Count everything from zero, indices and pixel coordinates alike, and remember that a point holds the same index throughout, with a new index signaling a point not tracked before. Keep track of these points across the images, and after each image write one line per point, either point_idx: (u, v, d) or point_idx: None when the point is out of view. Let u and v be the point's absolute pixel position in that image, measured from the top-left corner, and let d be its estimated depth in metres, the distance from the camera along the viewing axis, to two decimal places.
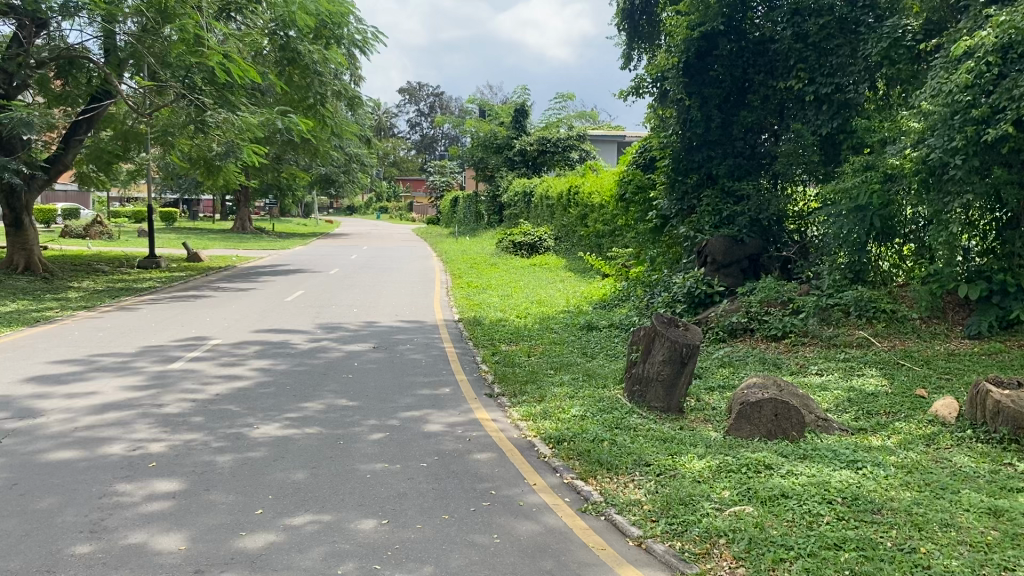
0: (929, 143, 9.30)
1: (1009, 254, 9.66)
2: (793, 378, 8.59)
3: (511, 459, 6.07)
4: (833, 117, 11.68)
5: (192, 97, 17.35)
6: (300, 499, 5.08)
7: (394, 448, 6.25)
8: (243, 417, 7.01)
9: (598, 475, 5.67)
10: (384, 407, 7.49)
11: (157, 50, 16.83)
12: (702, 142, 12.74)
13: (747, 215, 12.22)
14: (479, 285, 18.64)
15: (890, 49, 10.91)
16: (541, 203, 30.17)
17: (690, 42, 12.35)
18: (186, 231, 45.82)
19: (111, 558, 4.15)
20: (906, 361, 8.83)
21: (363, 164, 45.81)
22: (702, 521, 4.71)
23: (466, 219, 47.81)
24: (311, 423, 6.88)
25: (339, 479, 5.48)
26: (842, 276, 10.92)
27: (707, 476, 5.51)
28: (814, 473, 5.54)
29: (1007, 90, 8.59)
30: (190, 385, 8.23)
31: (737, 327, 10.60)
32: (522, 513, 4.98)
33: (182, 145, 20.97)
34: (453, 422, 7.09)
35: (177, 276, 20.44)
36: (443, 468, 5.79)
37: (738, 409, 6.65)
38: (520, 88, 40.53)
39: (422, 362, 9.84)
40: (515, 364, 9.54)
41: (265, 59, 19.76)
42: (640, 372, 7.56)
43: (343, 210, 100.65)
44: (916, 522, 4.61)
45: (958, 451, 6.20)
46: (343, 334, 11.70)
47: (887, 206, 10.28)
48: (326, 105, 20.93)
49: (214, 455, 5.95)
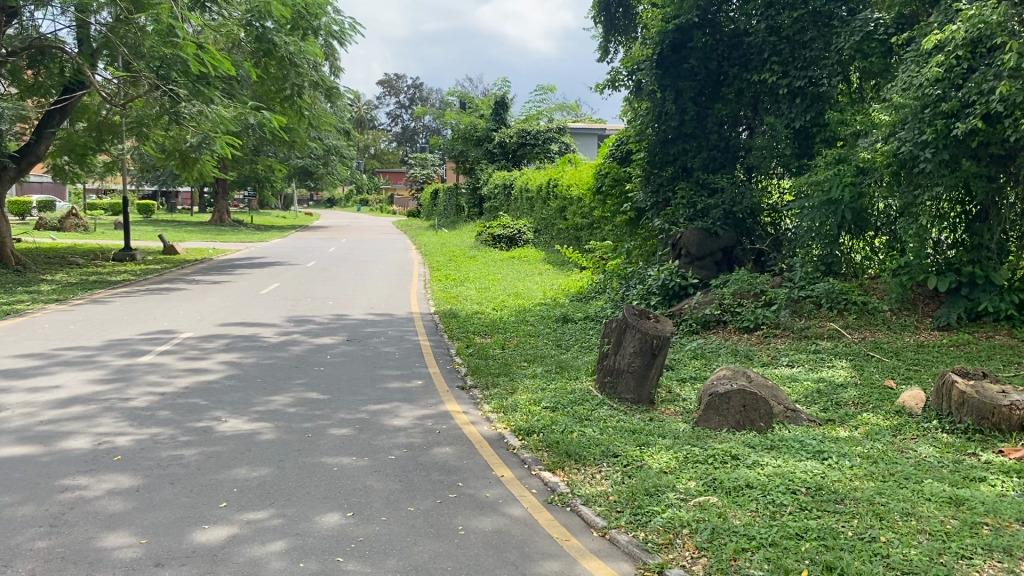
0: (901, 136, 9.36)
1: (978, 247, 9.75)
2: (763, 369, 8.65)
3: (479, 452, 6.06)
4: (806, 111, 11.75)
5: (166, 88, 17.14)
6: (264, 493, 5.05)
7: (362, 441, 6.23)
8: (211, 410, 6.99)
9: (566, 466, 5.67)
10: (354, 401, 7.46)
11: (131, 40, 16.82)
12: (677, 134, 12.77)
13: (721, 208, 12.26)
14: (457, 277, 18.61)
15: (862, 42, 11.07)
16: (520, 195, 30.12)
17: (665, 35, 12.27)
18: (163, 223, 45.36)
19: (70, 553, 4.11)
20: (876, 353, 8.90)
21: (343, 156, 45.45)
22: (665, 512, 4.74)
23: (445, 212, 47.74)
24: (278, 417, 6.84)
25: (304, 473, 5.45)
26: (815, 269, 10.95)
27: (674, 466, 5.54)
28: (780, 463, 5.59)
29: (976, 84, 8.70)
30: (156, 379, 8.16)
31: (710, 320, 10.59)
32: (487, 506, 4.98)
33: (157, 136, 20.78)
34: (423, 414, 7.09)
35: (151, 269, 20.30)
36: (411, 461, 5.77)
37: (707, 401, 6.69)
38: (501, 80, 40.34)
39: (394, 355, 9.82)
40: (489, 356, 9.53)
41: (241, 49, 19.50)
42: (611, 364, 7.57)
43: (323, 204, 100.15)
44: (877, 511, 4.65)
45: (923, 441, 6.28)
46: (314, 327, 11.66)
47: (858, 199, 10.34)
48: (302, 96, 20.74)
49: (180, 449, 5.90)
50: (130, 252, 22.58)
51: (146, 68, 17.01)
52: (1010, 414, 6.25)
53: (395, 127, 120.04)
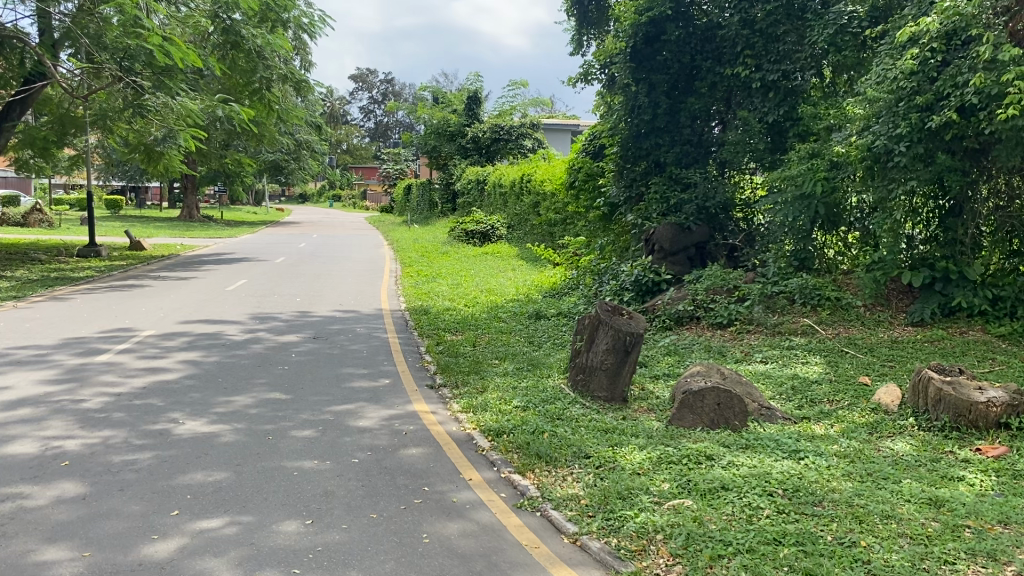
0: (874, 129, 9.25)
1: (951, 242, 9.68)
2: (737, 366, 8.53)
3: (447, 454, 5.84)
4: (779, 105, 11.67)
5: (129, 80, 16.63)
6: (219, 500, 4.82)
7: (325, 444, 6.00)
8: (168, 412, 6.73)
9: (537, 469, 5.47)
10: (317, 401, 7.24)
11: (92, 30, 16.22)
12: (649, 128, 12.58)
13: (694, 203, 12.12)
14: (429, 273, 18.35)
15: (836, 36, 11.01)
16: (494, 190, 29.89)
17: (638, 28, 12.09)
18: (131, 218, 44.64)
19: (5, 568, 3.86)
20: (849, 349, 8.81)
21: (314, 151, 44.89)
22: (639, 516, 4.56)
23: (418, 207, 47.40)
24: (238, 419, 6.61)
25: (262, 478, 5.21)
26: (788, 264, 10.88)
27: (647, 468, 5.37)
28: (755, 464, 5.44)
29: (951, 77, 8.60)
30: (112, 380, 7.88)
31: (684, 315, 10.46)
32: (454, 511, 4.78)
33: (121, 129, 20.26)
34: (390, 415, 6.87)
35: (114, 265, 19.86)
36: (376, 464, 5.56)
37: (681, 399, 6.52)
38: (473, 75, 39.92)
39: (362, 353, 9.58)
40: (459, 354, 9.32)
41: (207, 42, 19.06)
42: (584, 361, 7.40)
43: (295, 200, 99.22)
44: (857, 514, 4.52)
45: (900, 439, 6.18)
46: (278, 325, 11.39)
47: (832, 193, 10.25)
48: (271, 90, 20.09)
49: (132, 453, 5.64)
50: (94, 248, 22.10)
51: (109, 59, 16.42)
52: (987, 411, 6.17)
53: (368, 122, 119.19)
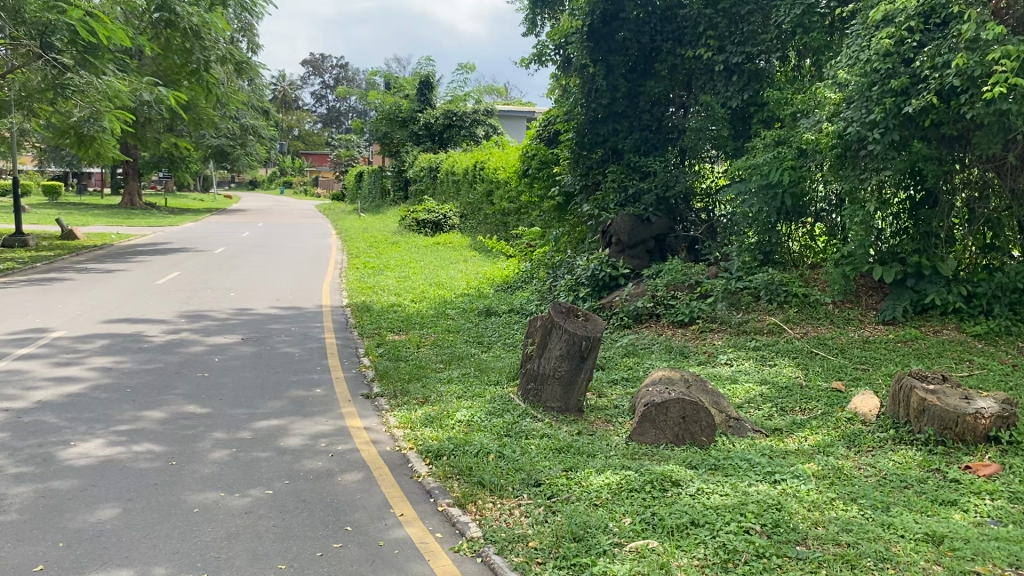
0: (847, 116, 8.68)
1: (926, 235, 9.19)
2: (701, 369, 7.91)
3: (378, 483, 5.10)
4: (742, 90, 11.11)
5: (50, 58, 15.42)
6: (99, 549, 4.03)
7: (239, 471, 5.22)
8: (63, 432, 5.88)
9: (479, 500, 4.76)
10: (237, 416, 6.45)
11: (10, 3, 14.81)
12: (607, 113, 11.94)
13: (654, 193, 11.50)
14: (376, 265, 17.53)
15: (803, 16, 10.44)
16: (446, 178, 29.06)
17: (595, 5, 11.39)
18: (68, 205, 42.63)
19: None
20: (820, 350, 8.25)
21: (260, 137, 43.59)
22: (597, 564, 3.88)
23: (370, 195, 46.33)
24: (144, 439, 5.79)
25: (157, 518, 4.42)
26: (752, 258, 10.34)
27: (606, 498, 4.68)
28: (728, 492, 4.78)
29: (930, 57, 8.04)
30: (10, 392, 6.99)
31: (643, 313, 9.83)
32: (381, 560, 4.04)
33: (46, 109, 19.09)
34: (319, 433, 6.10)
35: (41, 256, 18.67)
36: (293, 497, 4.80)
37: (642, 412, 5.85)
38: (425, 60, 38.88)
39: (295, 357, 8.77)
40: (401, 357, 8.56)
41: (141, 20, 17.84)
42: (535, 368, 6.70)
43: (244, 186, 96.92)
44: (847, 557, 3.90)
45: (882, 456, 5.58)
46: (208, 324, 10.51)
47: (797, 183, 9.73)
48: (210, 71, 18.97)
49: (8, 487, 4.81)
50: (21, 238, 20.82)
51: (27, 35, 15.19)
52: (975, 424, 5.61)
53: (322, 107, 117.23)
